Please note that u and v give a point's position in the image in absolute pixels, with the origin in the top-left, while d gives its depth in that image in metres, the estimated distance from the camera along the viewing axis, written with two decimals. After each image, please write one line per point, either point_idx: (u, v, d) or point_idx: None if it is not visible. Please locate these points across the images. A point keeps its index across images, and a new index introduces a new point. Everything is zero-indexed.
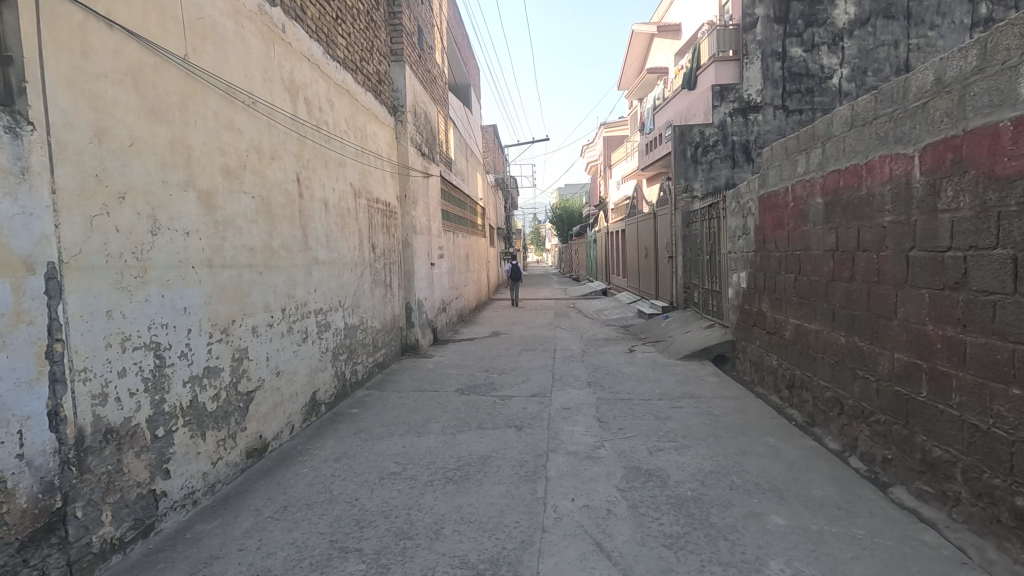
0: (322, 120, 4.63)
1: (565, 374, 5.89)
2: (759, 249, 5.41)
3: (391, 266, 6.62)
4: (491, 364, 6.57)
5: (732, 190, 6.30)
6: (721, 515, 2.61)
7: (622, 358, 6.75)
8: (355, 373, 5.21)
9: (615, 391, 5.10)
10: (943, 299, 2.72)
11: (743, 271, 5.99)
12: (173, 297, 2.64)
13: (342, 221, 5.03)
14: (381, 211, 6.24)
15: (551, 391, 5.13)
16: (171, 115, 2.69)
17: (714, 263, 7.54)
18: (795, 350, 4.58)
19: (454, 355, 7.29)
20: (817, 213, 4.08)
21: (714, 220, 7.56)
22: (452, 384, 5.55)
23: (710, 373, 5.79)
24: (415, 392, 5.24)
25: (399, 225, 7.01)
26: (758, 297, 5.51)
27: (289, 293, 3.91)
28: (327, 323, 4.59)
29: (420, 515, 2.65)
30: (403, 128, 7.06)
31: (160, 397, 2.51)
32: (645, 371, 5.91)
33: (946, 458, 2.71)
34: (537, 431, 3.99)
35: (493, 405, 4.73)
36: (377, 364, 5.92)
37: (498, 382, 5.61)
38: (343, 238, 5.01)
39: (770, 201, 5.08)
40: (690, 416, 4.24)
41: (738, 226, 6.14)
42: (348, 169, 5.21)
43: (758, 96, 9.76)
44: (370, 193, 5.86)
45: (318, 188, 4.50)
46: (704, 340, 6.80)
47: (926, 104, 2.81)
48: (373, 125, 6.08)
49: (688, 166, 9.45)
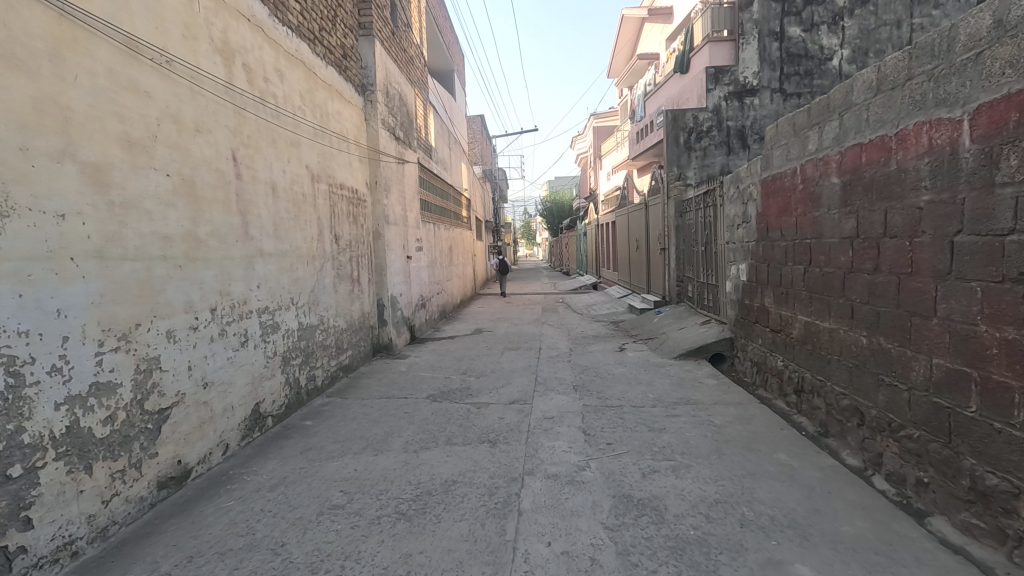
0: (268, 91, 4.05)
1: (550, 376, 5.36)
2: (762, 238, 4.90)
3: (359, 259, 6.05)
4: (470, 366, 6.03)
5: (729, 175, 5.78)
6: (732, 565, 2.09)
7: (612, 358, 6.22)
8: (312, 379, 4.64)
9: (603, 397, 4.57)
10: (1001, 294, 2.22)
11: (743, 262, 5.48)
12: (37, 297, 2.08)
13: (296, 207, 4.45)
14: (346, 199, 5.66)
15: (533, 398, 4.59)
16: (36, 65, 2.12)
17: (710, 255, 7.05)
18: (804, 350, 4.10)
19: (431, 355, 6.74)
20: (832, 195, 3.57)
21: (710, 209, 7.04)
22: (423, 390, 5.00)
23: (708, 374, 5.29)
24: (380, 400, 4.69)
25: (369, 214, 6.42)
26: (760, 291, 5.02)
27: (223, 290, 3.35)
28: (275, 324, 4.03)
29: (356, 569, 2.11)
30: (372, 109, 6.47)
31: (17, 426, 1.96)
32: (637, 373, 5.39)
33: (1005, 489, 2.22)
34: (513, 448, 3.46)
35: (467, 415, 4.19)
36: (342, 367, 5.37)
37: (475, 387, 5.07)
38: (296, 226, 4.44)
39: (774, 184, 4.56)
40: (689, 427, 3.73)
41: (737, 214, 5.62)
42: (303, 149, 4.62)
43: (755, 79, 9.22)
44: (332, 178, 5.28)
45: (263, 168, 3.92)
46: (700, 337, 6.31)
47: (980, 55, 2.29)
48: (336, 103, 5.49)
49: (682, 153, 8.82)
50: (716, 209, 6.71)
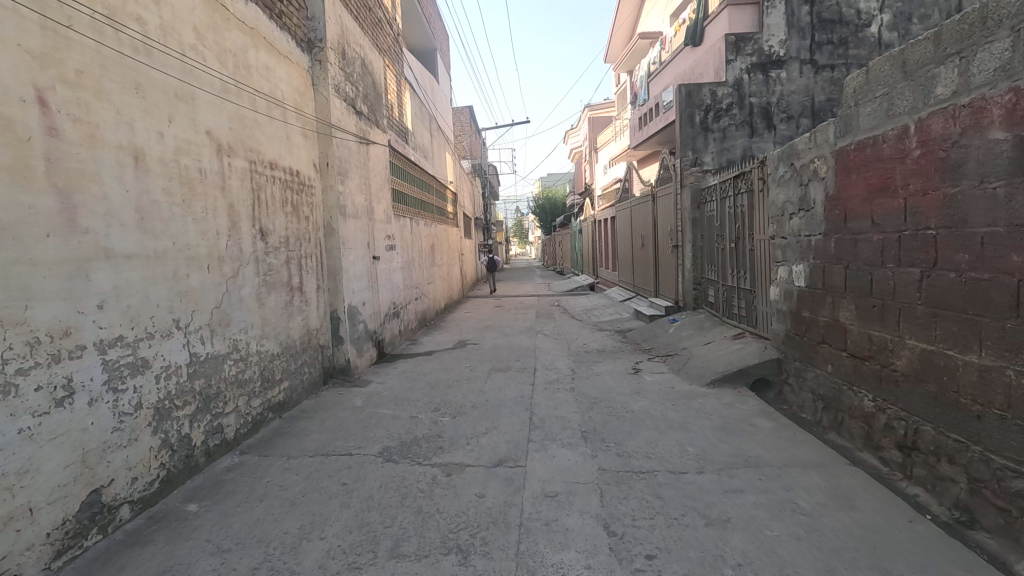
0: (129, 10, 2.71)
1: (550, 416, 4.03)
2: (836, 230, 3.62)
3: (303, 261, 4.71)
4: (446, 397, 4.70)
5: (778, 150, 4.50)
6: None
7: (626, 384, 4.91)
8: (215, 432, 3.28)
9: (624, 454, 3.26)
10: None
11: (800, 263, 4.21)
12: None
13: (187, 188, 3.12)
14: (280, 181, 4.32)
15: (527, 456, 3.28)
16: None
17: (741, 253, 5.78)
18: (921, 393, 2.82)
19: (399, 380, 5.37)
20: (993, 160, 2.30)
21: (741, 196, 5.76)
22: (378, 440, 3.67)
23: (759, 413, 4.00)
24: (314, 459, 3.35)
25: (317, 204, 5.08)
26: (830, 301, 3.74)
27: (11, 317, 2.01)
28: (142, 361, 2.68)
29: None
30: (321, 71, 5.14)
31: None
32: (664, 410, 4.08)
33: None
34: (498, 566, 2.15)
35: (432, 490, 2.87)
36: (272, 406, 4.02)
37: (448, 435, 3.73)
38: (186, 216, 3.09)
39: (862, 155, 3.27)
40: (768, 521, 2.43)
41: (790, 199, 4.33)
42: (202, 107, 3.29)
43: (782, 48, 7.92)
44: (255, 153, 3.93)
45: (117, 126, 2.58)
46: (736, 356, 5.01)
47: None
48: (262, 54, 4.14)
49: (697, 135, 7.75)
50: (752, 196, 5.44)
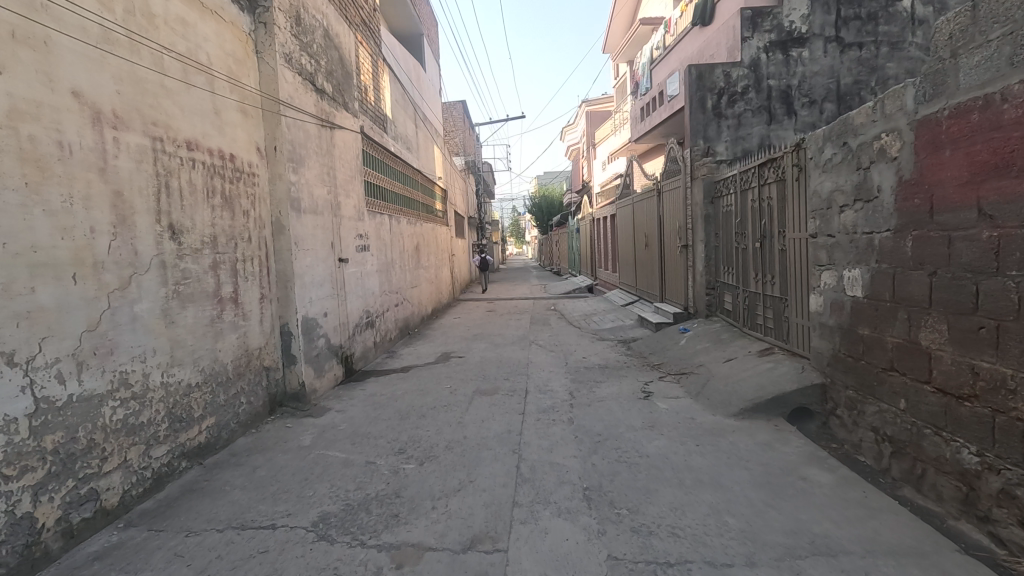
0: None
1: (542, 465, 3.16)
2: (917, 225, 2.76)
3: (239, 265, 3.83)
4: (416, 433, 3.81)
5: (825, 127, 3.65)
6: None
7: (637, 415, 4.04)
8: (82, 501, 2.40)
9: (643, 530, 2.39)
10: None
11: (856, 268, 3.34)
12: None
13: (33, 164, 2.23)
14: (203, 165, 3.43)
15: (510, 532, 2.41)
16: None
17: (769, 254, 4.91)
18: None
19: (363, 408, 4.49)
20: None
21: (768, 188, 4.89)
22: (317, 501, 2.80)
23: (810, 460, 3.13)
24: (224, 535, 2.47)
25: (262, 196, 4.20)
26: (904, 316, 2.88)
27: None
28: None
29: None
30: (267, 35, 4.26)
31: None
32: (687, 456, 3.22)
33: None
34: None
35: None
36: (186, 452, 3.14)
37: (409, 494, 2.86)
38: (29, 204, 2.21)
39: (964, 123, 2.41)
40: None
41: (842, 187, 3.47)
42: (64, 56, 2.42)
43: (804, 23, 7.04)
44: (161, 127, 3.05)
45: None
46: (768, 379, 4.14)
47: None
48: (176, 3, 3.26)
49: (709, 122, 6.91)
50: (784, 187, 4.58)
